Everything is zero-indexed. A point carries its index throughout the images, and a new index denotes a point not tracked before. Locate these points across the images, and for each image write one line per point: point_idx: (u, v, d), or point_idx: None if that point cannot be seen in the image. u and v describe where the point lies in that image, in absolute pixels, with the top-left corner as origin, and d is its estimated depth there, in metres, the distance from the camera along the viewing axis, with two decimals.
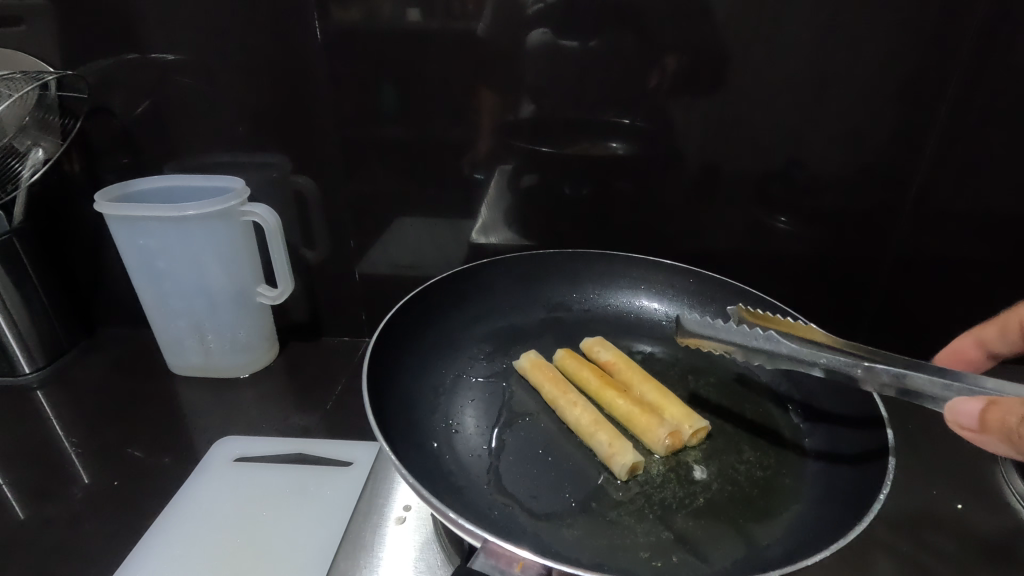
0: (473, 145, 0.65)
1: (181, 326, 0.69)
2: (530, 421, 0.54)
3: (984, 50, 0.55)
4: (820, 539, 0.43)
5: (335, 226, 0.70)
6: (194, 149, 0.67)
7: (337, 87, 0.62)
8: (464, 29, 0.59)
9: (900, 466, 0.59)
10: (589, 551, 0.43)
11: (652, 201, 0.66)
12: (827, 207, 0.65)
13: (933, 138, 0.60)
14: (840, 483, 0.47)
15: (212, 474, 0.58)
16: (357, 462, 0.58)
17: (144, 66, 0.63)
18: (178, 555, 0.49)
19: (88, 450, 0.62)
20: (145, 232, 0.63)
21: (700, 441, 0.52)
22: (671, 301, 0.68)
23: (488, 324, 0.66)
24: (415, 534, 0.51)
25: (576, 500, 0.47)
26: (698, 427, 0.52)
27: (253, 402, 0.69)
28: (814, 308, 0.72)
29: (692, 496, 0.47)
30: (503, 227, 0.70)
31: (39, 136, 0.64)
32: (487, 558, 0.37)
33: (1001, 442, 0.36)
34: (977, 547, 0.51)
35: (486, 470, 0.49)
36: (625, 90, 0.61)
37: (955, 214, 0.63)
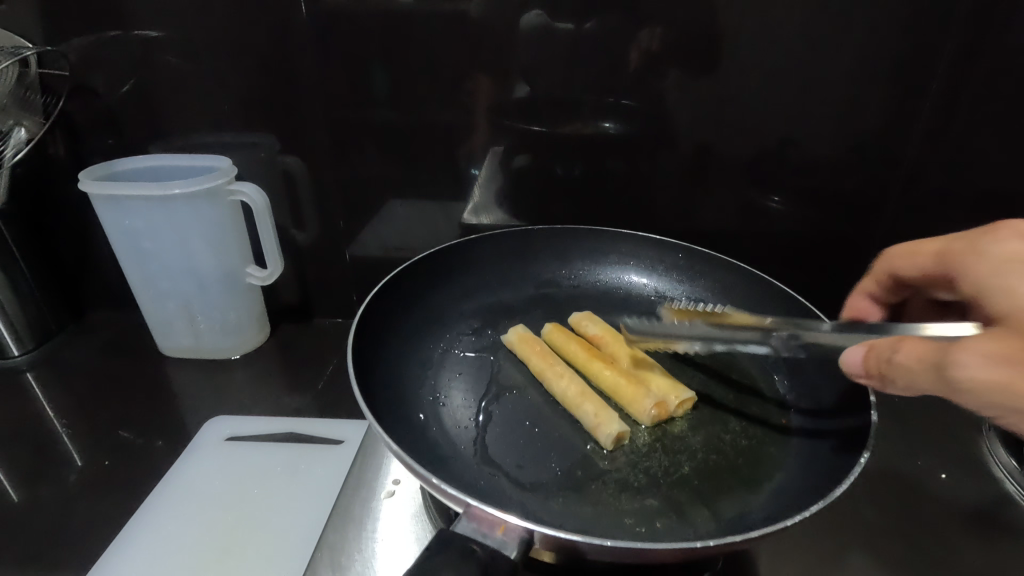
0: (463, 125, 0.64)
1: (170, 308, 0.69)
2: (517, 393, 0.54)
3: (980, 27, 0.55)
4: (803, 504, 0.43)
5: (325, 207, 0.70)
6: (182, 128, 0.66)
7: (326, 67, 0.61)
8: (454, 8, 0.58)
9: (887, 438, 0.59)
10: (574, 519, 0.43)
11: (643, 179, 0.66)
12: (819, 184, 0.65)
13: (927, 115, 0.59)
14: (825, 451, 0.48)
15: (204, 452, 0.58)
16: (347, 440, 0.58)
17: (129, 44, 0.62)
18: (170, 531, 0.50)
19: (79, 431, 0.62)
20: (131, 212, 0.63)
21: (689, 410, 0.52)
22: (661, 276, 0.69)
23: (477, 300, 0.66)
24: (403, 507, 0.51)
25: (562, 469, 0.47)
26: (684, 398, 0.52)
27: (245, 383, 0.69)
28: (805, 285, 0.72)
29: (677, 465, 0.47)
30: (494, 206, 0.70)
31: (19, 115, 0.63)
32: (469, 521, 0.36)
33: (885, 384, 0.38)
34: (961, 515, 0.51)
35: (473, 442, 0.49)
36: (617, 69, 0.60)
37: (947, 191, 0.63)
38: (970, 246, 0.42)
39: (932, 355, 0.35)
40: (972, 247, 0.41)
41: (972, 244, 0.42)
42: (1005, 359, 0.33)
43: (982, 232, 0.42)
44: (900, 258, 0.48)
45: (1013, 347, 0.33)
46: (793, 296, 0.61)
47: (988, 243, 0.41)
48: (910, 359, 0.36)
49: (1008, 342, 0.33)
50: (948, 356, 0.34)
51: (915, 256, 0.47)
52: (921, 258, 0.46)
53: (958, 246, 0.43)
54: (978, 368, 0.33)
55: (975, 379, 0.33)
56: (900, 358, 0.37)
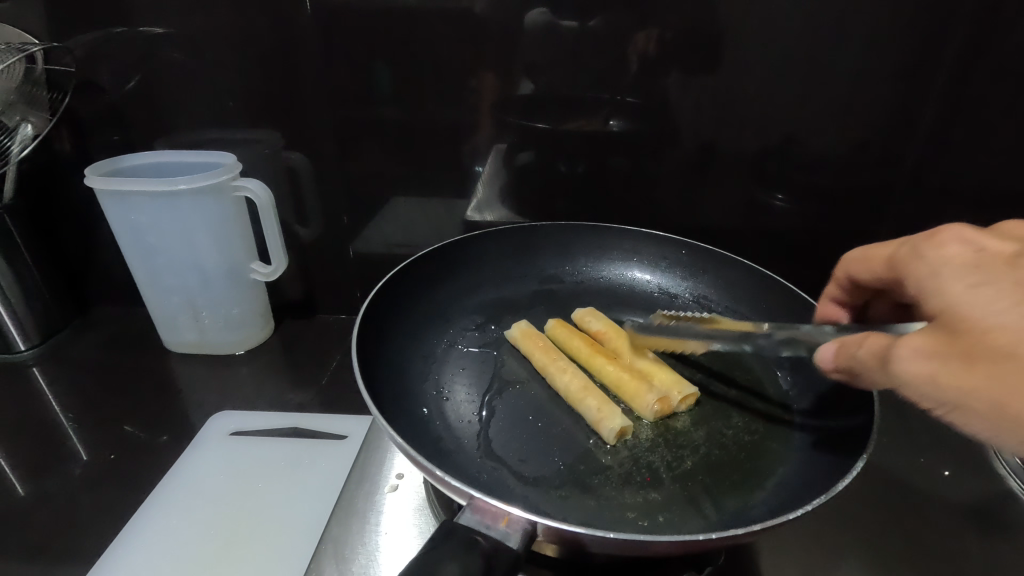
0: (466, 122, 0.64)
1: (174, 303, 0.69)
2: (520, 388, 0.55)
3: (986, 24, 0.55)
4: (805, 498, 0.44)
5: (329, 204, 0.70)
6: (186, 124, 0.66)
7: (331, 65, 0.62)
8: (457, 5, 0.58)
9: (889, 435, 0.59)
10: (576, 512, 0.43)
11: (647, 176, 0.66)
12: (823, 181, 0.64)
13: (932, 113, 0.59)
14: (828, 446, 0.48)
15: (209, 447, 0.58)
16: (351, 435, 0.59)
17: (134, 40, 0.62)
18: (175, 524, 0.50)
19: (85, 425, 0.63)
20: (136, 207, 0.63)
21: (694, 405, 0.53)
22: (663, 272, 0.69)
23: (480, 296, 0.67)
24: (406, 502, 0.51)
25: (565, 463, 0.47)
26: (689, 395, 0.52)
27: (250, 378, 0.69)
28: (808, 283, 0.72)
29: (680, 459, 0.47)
30: (498, 203, 0.70)
31: (27, 111, 0.64)
32: (473, 514, 0.36)
33: (856, 380, 0.38)
34: (961, 513, 0.52)
35: (476, 436, 0.49)
36: (621, 66, 0.60)
37: (952, 189, 0.63)
38: (912, 251, 0.39)
39: (881, 349, 0.35)
40: (913, 252, 0.38)
41: (913, 249, 0.39)
42: (937, 355, 0.32)
43: (922, 236, 0.39)
44: (856, 263, 0.45)
45: (947, 344, 0.32)
46: (796, 293, 0.61)
47: (929, 246, 0.38)
48: (873, 353, 0.36)
49: (941, 339, 0.33)
50: (893, 351, 0.34)
51: (868, 262, 0.44)
52: (873, 262, 0.43)
53: (903, 252, 0.40)
54: (911, 364, 0.33)
55: (912, 374, 0.33)
56: (865, 353, 0.36)
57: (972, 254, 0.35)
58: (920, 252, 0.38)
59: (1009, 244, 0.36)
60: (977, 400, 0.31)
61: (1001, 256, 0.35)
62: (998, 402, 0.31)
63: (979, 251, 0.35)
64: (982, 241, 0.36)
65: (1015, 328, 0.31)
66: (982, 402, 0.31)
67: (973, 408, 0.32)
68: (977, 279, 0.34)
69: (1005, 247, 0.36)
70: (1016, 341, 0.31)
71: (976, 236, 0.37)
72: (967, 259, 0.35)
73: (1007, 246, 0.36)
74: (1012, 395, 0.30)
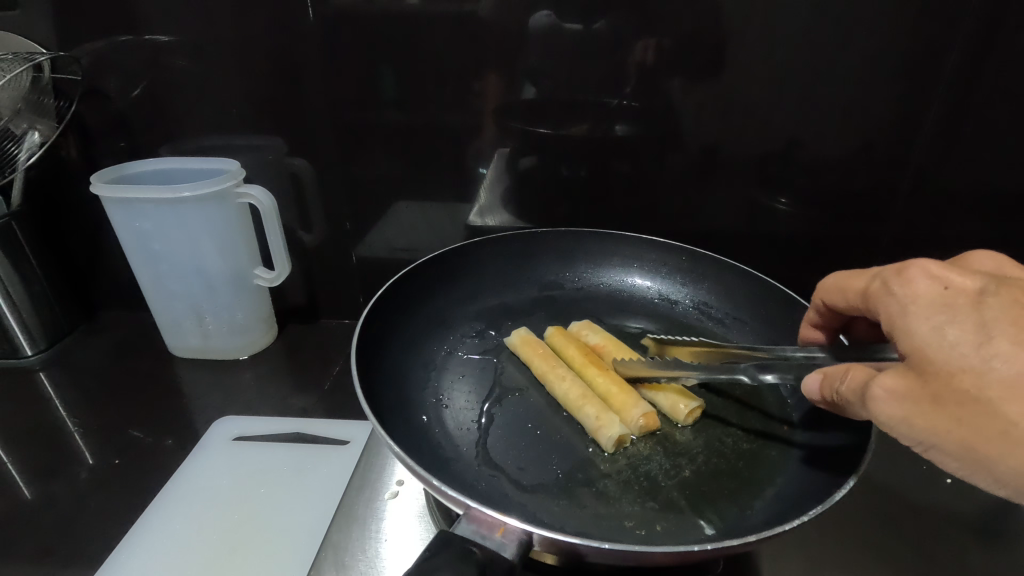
0: (469, 128, 0.64)
1: (179, 308, 0.70)
2: (520, 395, 0.55)
3: (993, 28, 0.54)
4: (803, 508, 0.44)
5: (332, 209, 0.71)
6: (192, 130, 0.67)
7: (336, 71, 0.62)
8: (462, 11, 0.58)
9: (889, 443, 0.59)
10: (574, 521, 0.43)
11: (649, 181, 0.66)
12: (826, 187, 0.64)
13: (937, 118, 0.59)
14: (827, 455, 0.48)
15: (211, 452, 0.58)
16: (353, 440, 0.59)
17: (140, 48, 0.63)
18: (178, 528, 0.50)
19: (90, 430, 0.63)
20: (141, 214, 0.63)
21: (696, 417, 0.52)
22: (664, 279, 0.69)
23: (482, 302, 0.67)
24: (407, 508, 0.52)
25: (563, 471, 0.47)
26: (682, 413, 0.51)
27: (253, 383, 0.69)
28: (811, 288, 0.71)
29: (678, 468, 0.47)
30: (500, 209, 0.70)
31: (35, 119, 0.65)
32: (468, 523, 0.36)
33: (840, 412, 0.38)
34: (962, 521, 0.52)
35: (474, 443, 0.49)
36: (624, 71, 0.60)
37: (955, 195, 0.63)
38: (883, 287, 0.36)
39: (859, 386, 0.35)
40: (884, 288, 0.36)
41: (884, 285, 0.37)
42: (910, 397, 0.32)
43: (892, 270, 0.36)
44: (834, 291, 0.43)
45: (919, 386, 0.32)
46: (797, 299, 0.61)
47: (897, 283, 0.35)
48: (853, 388, 0.36)
49: (914, 380, 0.33)
50: (869, 390, 0.34)
51: (844, 291, 0.42)
52: (849, 291, 0.41)
53: (875, 286, 0.38)
54: (885, 405, 0.33)
55: (887, 415, 0.33)
56: (845, 388, 0.36)
57: (939, 293, 0.33)
58: (889, 289, 0.36)
59: (976, 278, 0.34)
60: (948, 440, 0.32)
61: (967, 295, 0.33)
62: (968, 443, 0.31)
63: (945, 289, 0.33)
64: (948, 277, 0.34)
65: (980, 371, 0.31)
66: (953, 442, 0.32)
67: (944, 446, 0.32)
68: (943, 320, 0.32)
69: (971, 281, 0.33)
70: (979, 385, 0.31)
71: (944, 269, 0.34)
72: (931, 299, 0.33)
73: (975, 281, 0.33)
74: (982, 437, 0.31)
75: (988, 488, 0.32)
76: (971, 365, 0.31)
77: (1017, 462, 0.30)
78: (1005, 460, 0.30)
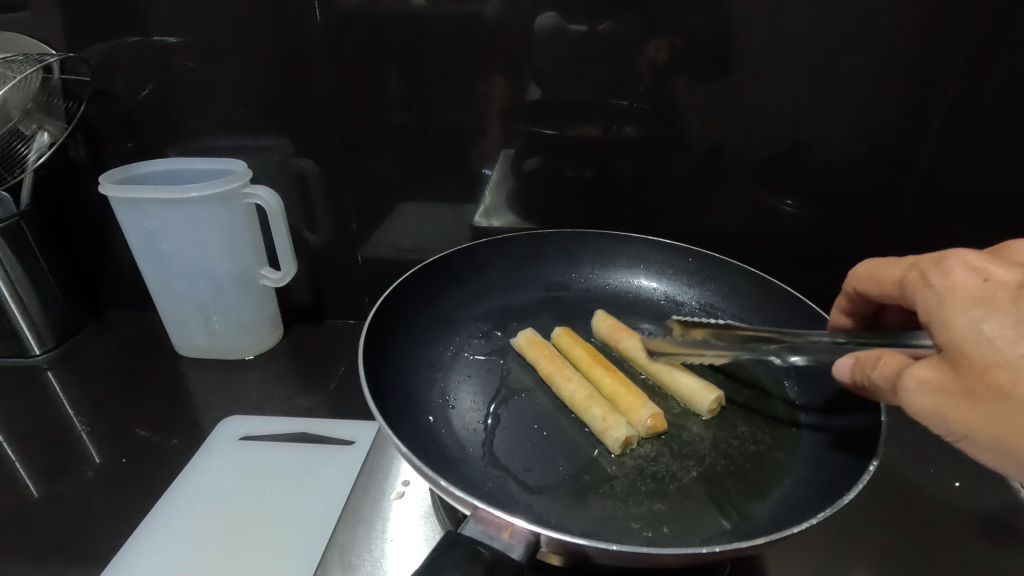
0: (475, 129, 0.65)
1: (186, 307, 0.70)
2: (526, 396, 0.55)
3: (1000, 30, 0.54)
4: (811, 510, 0.43)
5: (337, 209, 0.71)
6: (199, 131, 0.67)
7: (342, 73, 0.62)
8: (467, 12, 0.58)
9: (897, 446, 0.59)
10: (581, 522, 0.43)
11: (655, 182, 0.66)
12: (832, 188, 0.64)
13: (943, 119, 0.59)
14: (835, 457, 0.47)
15: (217, 452, 0.59)
16: (358, 440, 0.59)
17: (148, 49, 0.63)
18: (185, 527, 0.50)
19: (97, 430, 0.63)
20: (148, 214, 0.64)
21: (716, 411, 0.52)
22: (670, 280, 0.69)
23: (488, 303, 0.67)
24: (413, 508, 0.52)
25: (569, 472, 0.47)
26: (705, 402, 0.52)
27: (259, 383, 0.70)
28: (817, 289, 0.71)
29: (685, 469, 0.47)
30: (505, 210, 0.70)
31: (43, 120, 0.65)
32: (476, 525, 0.36)
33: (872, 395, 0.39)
34: (972, 524, 0.51)
35: (481, 444, 0.49)
36: (629, 73, 0.60)
37: (963, 197, 0.62)
38: (920, 278, 0.37)
39: (892, 374, 0.36)
40: (921, 278, 0.37)
41: (921, 275, 0.37)
42: (941, 389, 0.33)
43: (930, 261, 0.37)
44: (866, 279, 0.44)
45: (951, 378, 0.33)
46: (803, 301, 0.61)
47: (935, 274, 0.36)
48: (885, 375, 0.37)
49: (946, 373, 0.33)
50: (902, 379, 0.35)
51: (878, 280, 0.43)
52: (884, 281, 0.42)
53: (912, 277, 0.38)
54: (916, 396, 0.34)
55: (919, 405, 0.34)
56: (877, 374, 0.37)
57: (978, 285, 0.34)
58: (926, 280, 0.37)
59: (1017, 270, 0.34)
60: (980, 433, 0.32)
61: (1007, 287, 0.33)
62: (1001, 437, 0.31)
63: (984, 281, 0.34)
64: (989, 269, 0.34)
65: (1015, 366, 0.30)
66: (986, 435, 0.32)
67: (977, 438, 0.32)
68: (980, 314, 0.32)
69: (1013, 274, 0.34)
70: (1015, 381, 0.31)
71: (983, 261, 0.35)
72: (970, 292, 0.34)
73: (1016, 274, 0.34)
74: (1013, 432, 0.31)
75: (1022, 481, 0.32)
76: (1006, 360, 0.31)
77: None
78: None
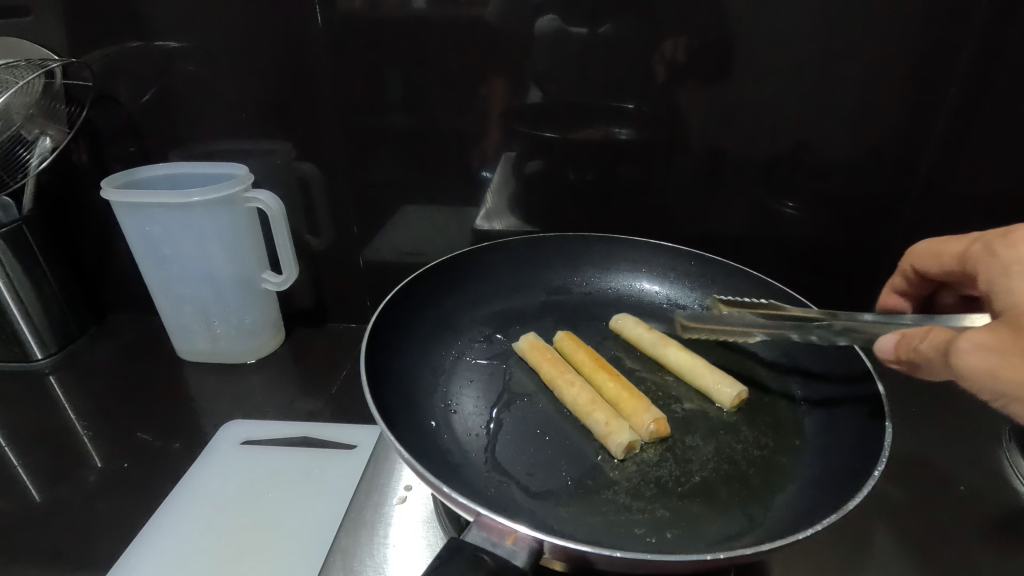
0: (477, 132, 0.65)
1: (187, 313, 0.70)
2: (528, 401, 0.55)
3: (1001, 31, 0.54)
4: (815, 516, 0.43)
5: (339, 213, 0.71)
6: (200, 135, 0.67)
7: (343, 76, 0.62)
8: (468, 16, 0.59)
9: (901, 450, 0.59)
10: (584, 528, 0.43)
11: (656, 185, 0.66)
12: (834, 191, 0.64)
13: (945, 121, 0.59)
14: (840, 462, 0.47)
15: (219, 456, 0.59)
16: (360, 445, 0.59)
17: (149, 54, 0.63)
18: (187, 532, 0.50)
19: (99, 434, 0.63)
20: (150, 218, 0.64)
21: (734, 407, 0.54)
22: (672, 283, 0.69)
23: (489, 307, 0.67)
24: (415, 513, 0.52)
25: (572, 478, 0.47)
26: (735, 389, 0.53)
27: (261, 387, 0.70)
28: (820, 292, 0.71)
29: (689, 473, 0.47)
30: (506, 213, 0.70)
31: (46, 124, 0.65)
32: (479, 531, 0.36)
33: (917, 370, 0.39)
34: (976, 528, 0.51)
35: (483, 449, 0.49)
36: (630, 76, 0.60)
37: (965, 199, 0.62)
38: (985, 249, 0.39)
39: (941, 344, 0.36)
40: (986, 250, 0.39)
41: (986, 247, 0.39)
42: (996, 349, 0.33)
43: (995, 235, 0.39)
44: (926, 257, 0.47)
45: (1008, 339, 0.33)
46: (806, 305, 0.61)
47: (1000, 245, 0.38)
48: (933, 346, 0.37)
49: (1002, 334, 0.33)
50: (952, 345, 0.35)
51: (937, 257, 0.45)
52: (943, 257, 0.45)
53: (976, 249, 0.41)
54: (968, 357, 0.34)
55: (970, 369, 0.34)
56: (925, 346, 0.37)
57: None
58: (993, 251, 0.38)
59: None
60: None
61: None
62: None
63: None
64: None
65: None
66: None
67: None
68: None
69: None
70: None
71: None
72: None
73: None
74: None
75: None
76: None
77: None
78: None
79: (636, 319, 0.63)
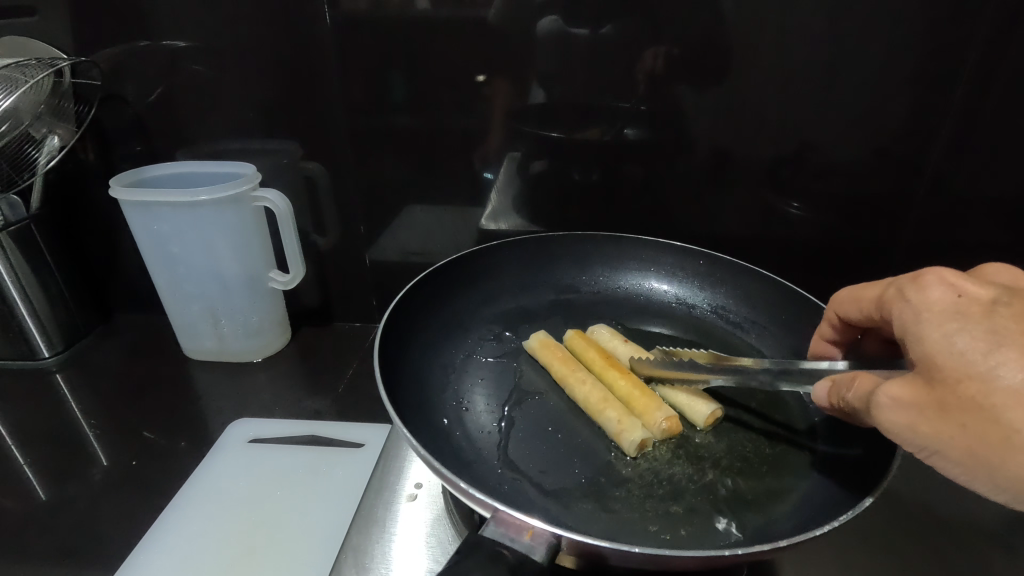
0: (482, 132, 0.65)
1: (195, 311, 0.70)
2: (539, 399, 0.55)
3: (1003, 33, 0.54)
4: (828, 515, 0.43)
5: (345, 212, 0.71)
6: (207, 134, 0.67)
7: (348, 77, 0.63)
8: (473, 17, 0.59)
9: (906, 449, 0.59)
10: (599, 525, 0.43)
11: (661, 185, 0.66)
12: (839, 191, 0.64)
13: (949, 121, 0.59)
14: (850, 462, 0.48)
15: (226, 454, 0.58)
16: (368, 443, 0.59)
17: (155, 53, 0.63)
18: (195, 530, 0.50)
19: (105, 432, 0.63)
20: (158, 216, 0.64)
21: (709, 425, 0.51)
22: (681, 283, 0.69)
23: (499, 305, 0.67)
24: (424, 511, 0.51)
25: (585, 475, 0.47)
26: (708, 406, 0.51)
27: (268, 386, 0.70)
28: (825, 291, 0.71)
29: (701, 471, 0.47)
30: (512, 213, 0.70)
31: (54, 123, 0.65)
32: (497, 526, 0.36)
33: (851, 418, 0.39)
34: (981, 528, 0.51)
35: (496, 447, 0.49)
36: (635, 76, 0.60)
37: (968, 199, 0.62)
38: (898, 294, 0.37)
39: (866, 394, 0.36)
40: (898, 295, 0.37)
41: (899, 292, 0.37)
42: (913, 404, 0.33)
43: (907, 278, 0.37)
44: (848, 303, 0.44)
45: (924, 392, 0.33)
46: (815, 303, 0.61)
47: (911, 289, 0.36)
48: (859, 396, 0.37)
49: (920, 386, 0.33)
50: (875, 397, 0.35)
51: (858, 302, 0.43)
52: (862, 302, 0.42)
53: (891, 293, 0.38)
54: (888, 412, 0.34)
55: (892, 422, 0.34)
56: (852, 396, 0.37)
57: (953, 300, 0.34)
58: (903, 296, 0.36)
59: (991, 288, 0.34)
60: (951, 446, 0.32)
61: (980, 303, 0.33)
62: (971, 450, 0.31)
63: (959, 297, 0.34)
64: (962, 285, 0.34)
65: (985, 378, 0.30)
66: (957, 447, 0.32)
67: (949, 453, 0.32)
68: (954, 328, 0.32)
69: (985, 291, 0.34)
70: (985, 392, 0.30)
71: (959, 278, 0.35)
72: (944, 307, 0.34)
73: (989, 290, 0.34)
74: (987, 444, 0.31)
75: (991, 494, 0.32)
76: (976, 373, 0.31)
77: (1020, 469, 0.30)
78: (1009, 465, 0.30)
79: (612, 333, 0.61)
